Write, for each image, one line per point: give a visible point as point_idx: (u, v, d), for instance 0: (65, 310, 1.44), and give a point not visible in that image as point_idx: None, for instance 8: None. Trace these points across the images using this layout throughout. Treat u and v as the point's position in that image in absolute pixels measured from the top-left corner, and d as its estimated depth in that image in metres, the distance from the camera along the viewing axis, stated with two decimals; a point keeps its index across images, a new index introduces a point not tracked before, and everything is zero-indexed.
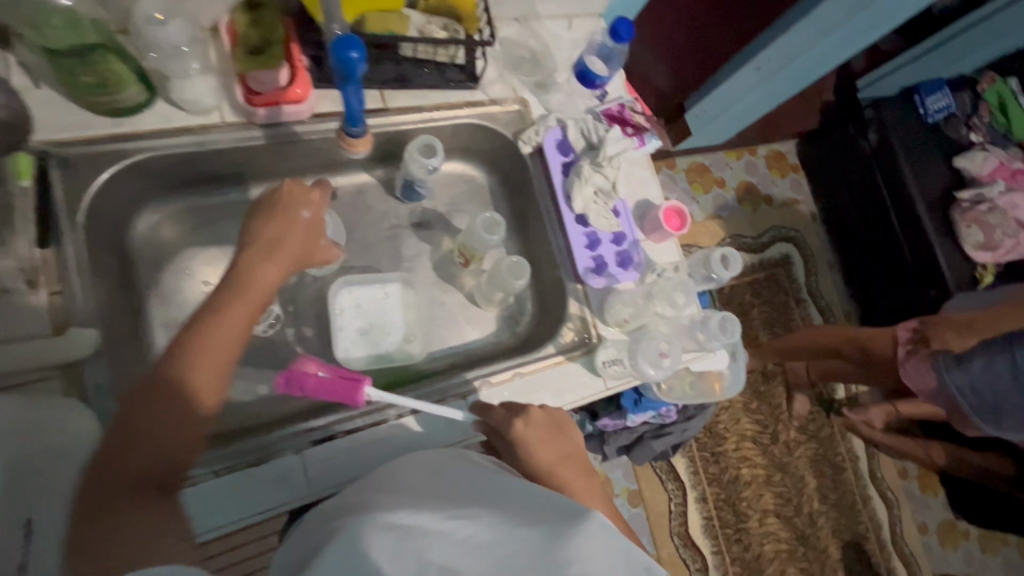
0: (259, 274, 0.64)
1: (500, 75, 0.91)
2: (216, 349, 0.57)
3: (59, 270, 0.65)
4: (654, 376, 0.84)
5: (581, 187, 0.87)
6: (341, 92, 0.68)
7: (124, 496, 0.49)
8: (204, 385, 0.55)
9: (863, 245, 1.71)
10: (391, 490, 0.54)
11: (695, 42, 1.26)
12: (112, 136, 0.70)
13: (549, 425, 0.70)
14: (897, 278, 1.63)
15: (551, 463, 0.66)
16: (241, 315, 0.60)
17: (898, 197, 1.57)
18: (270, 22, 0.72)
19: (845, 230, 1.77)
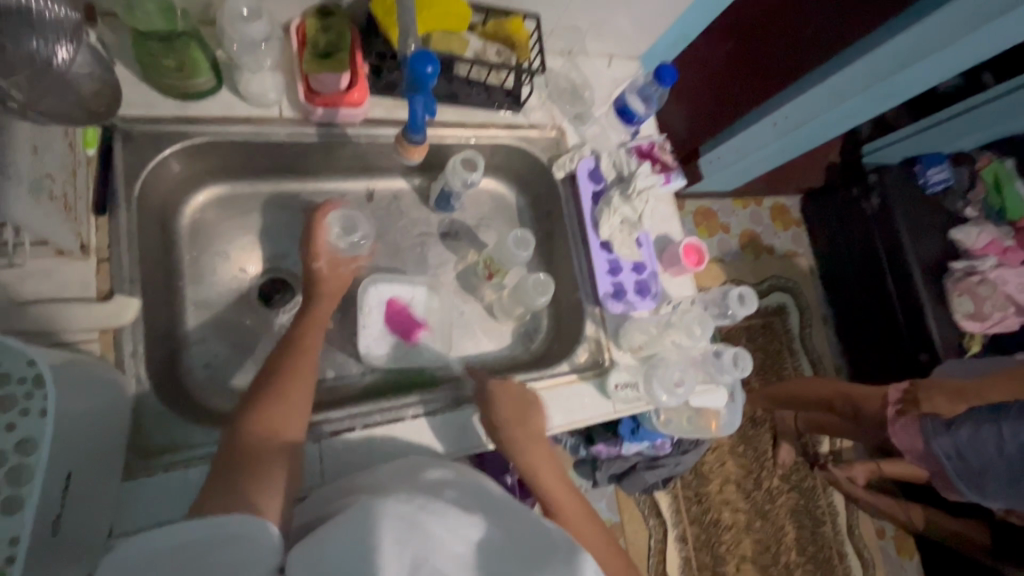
0: (321, 308, 0.76)
1: (542, 103, 0.96)
2: (301, 362, 0.66)
3: (110, 236, 0.67)
4: (666, 403, 0.87)
5: (609, 216, 0.91)
6: (408, 100, 0.72)
7: (232, 467, 0.55)
8: (300, 384, 0.64)
9: (858, 305, 1.76)
10: (401, 483, 0.59)
11: (714, 93, 1.28)
12: (177, 118, 0.73)
13: (516, 404, 0.77)
14: (888, 337, 1.68)
15: (507, 426, 0.75)
16: (316, 339, 0.71)
17: (897, 261, 1.61)
18: (339, 29, 0.76)
19: (841, 287, 1.81)
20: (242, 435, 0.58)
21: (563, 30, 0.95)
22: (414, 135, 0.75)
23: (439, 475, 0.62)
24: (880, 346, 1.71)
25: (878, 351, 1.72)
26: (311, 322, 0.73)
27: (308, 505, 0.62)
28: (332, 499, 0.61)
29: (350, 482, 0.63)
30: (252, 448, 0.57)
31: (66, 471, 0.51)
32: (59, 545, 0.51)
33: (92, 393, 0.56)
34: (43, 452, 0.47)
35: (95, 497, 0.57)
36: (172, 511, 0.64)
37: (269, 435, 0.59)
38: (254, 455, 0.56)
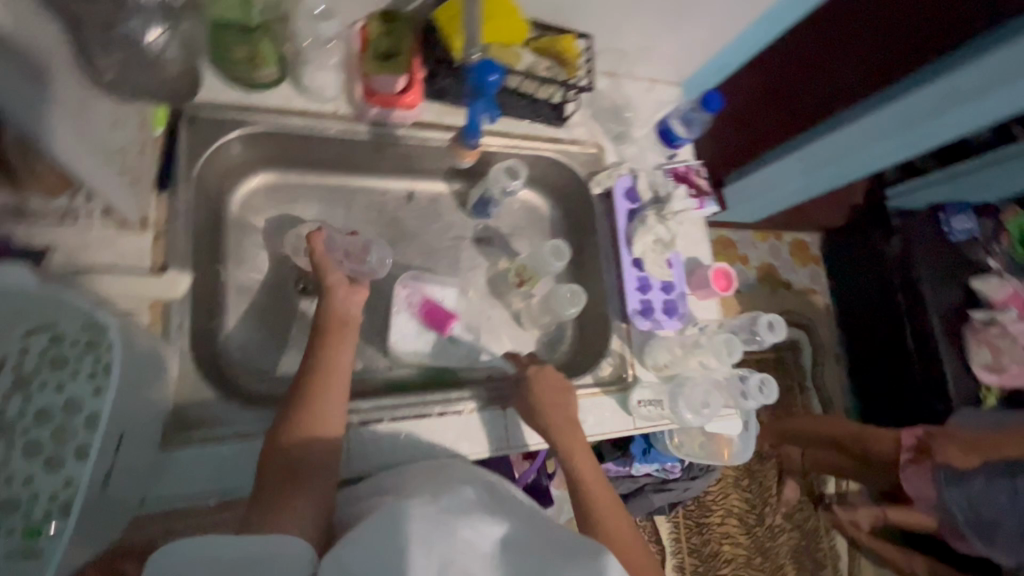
0: (346, 308, 0.69)
1: (585, 120, 0.99)
2: (336, 378, 0.64)
3: (169, 213, 0.70)
4: (692, 422, 0.88)
5: (643, 234, 0.93)
6: (470, 106, 0.80)
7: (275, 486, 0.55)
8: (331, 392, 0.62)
9: (871, 349, 1.75)
10: (425, 484, 0.60)
11: (742, 123, 1.25)
12: (240, 106, 0.76)
13: (555, 388, 0.81)
14: (899, 381, 1.67)
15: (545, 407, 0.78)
16: (347, 350, 0.66)
17: (915, 308, 1.61)
18: (401, 32, 0.79)
19: (856, 327, 1.79)
20: (280, 458, 0.57)
21: (611, 50, 0.97)
22: (469, 139, 0.82)
23: (459, 478, 0.62)
24: (892, 389, 1.70)
25: (890, 394, 1.71)
26: (339, 327, 0.67)
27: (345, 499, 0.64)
28: (366, 493, 0.63)
29: (391, 482, 0.63)
30: (295, 469, 0.56)
31: (119, 432, 0.54)
32: (102, 501, 0.54)
33: (144, 360, 0.58)
34: (106, 409, 0.51)
35: (136, 461, 0.59)
36: (202, 483, 0.66)
37: (308, 457, 0.58)
38: (295, 478, 0.56)
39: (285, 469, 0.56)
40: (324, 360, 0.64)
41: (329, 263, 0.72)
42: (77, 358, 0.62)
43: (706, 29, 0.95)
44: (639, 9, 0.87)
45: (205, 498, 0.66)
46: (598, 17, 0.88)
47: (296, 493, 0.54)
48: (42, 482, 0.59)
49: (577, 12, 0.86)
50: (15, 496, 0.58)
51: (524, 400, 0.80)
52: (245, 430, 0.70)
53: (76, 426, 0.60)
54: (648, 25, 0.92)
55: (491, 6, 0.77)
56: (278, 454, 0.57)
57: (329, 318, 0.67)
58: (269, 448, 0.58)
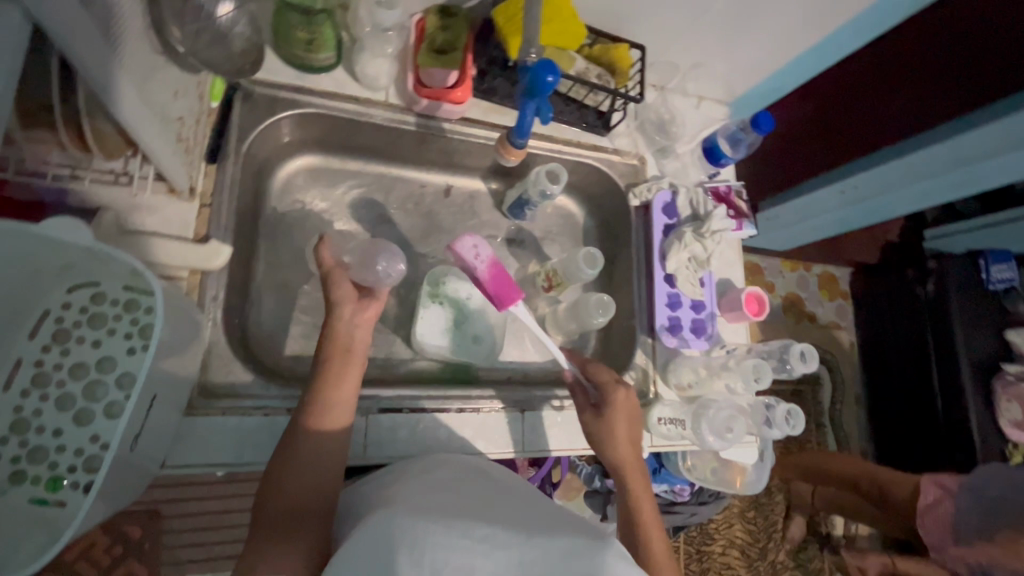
0: (348, 335, 0.68)
1: (629, 130, 0.98)
2: (334, 419, 0.65)
3: (215, 184, 0.72)
4: (714, 446, 0.86)
5: (678, 250, 0.91)
6: (521, 106, 0.77)
7: (273, 516, 0.58)
8: (336, 418, 0.65)
9: (898, 395, 1.68)
10: (421, 483, 0.59)
11: (780, 147, 1.21)
12: (294, 87, 0.77)
13: (629, 414, 0.79)
14: (923, 429, 1.60)
15: (621, 436, 0.78)
16: (346, 390, 0.66)
17: (945, 353, 1.54)
18: (458, 29, 0.80)
19: (883, 370, 1.72)
20: (275, 502, 0.59)
21: (663, 64, 0.97)
22: (518, 139, 0.82)
23: (455, 476, 0.61)
24: (914, 438, 1.62)
25: (912, 444, 1.63)
26: (340, 357, 0.66)
27: (362, 495, 0.64)
28: (381, 487, 0.63)
29: (385, 480, 0.63)
30: (289, 513, 0.58)
31: (152, 394, 0.55)
32: (128, 460, 0.55)
33: (180, 325, 0.59)
34: (144, 371, 0.51)
35: (163, 425, 0.60)
36: (223, 453, 0.67)
37: (301, 501, 0.59)
38: (289, 524, 0.57)
39: (279, 514, 0.58)
40: (321, 401, 0.64)
41: (342, 275, 0.72)
42: (115, 318, 0.63)
43: (762, 51, 0.94)
44: (697, 25, 0.87)
45: (224, 468, 0.67)
46: (654, 30, 0.88)
47: (288, 542, 0.56)
48: (68, 436, 0.60)
49: (634, 22, 0.86)
50: (44, 445, 0.59)
51: (603, 422, 0.79)
52: (268, 405, 0.71)
53: (108, 384, 0.62)
54: (704, 42, 0.91)
55: (551, 6, 0.77)
56: (272, 498, 0.59)
57: (329, 348, 0.67)
58: (266, 490, 0.60)
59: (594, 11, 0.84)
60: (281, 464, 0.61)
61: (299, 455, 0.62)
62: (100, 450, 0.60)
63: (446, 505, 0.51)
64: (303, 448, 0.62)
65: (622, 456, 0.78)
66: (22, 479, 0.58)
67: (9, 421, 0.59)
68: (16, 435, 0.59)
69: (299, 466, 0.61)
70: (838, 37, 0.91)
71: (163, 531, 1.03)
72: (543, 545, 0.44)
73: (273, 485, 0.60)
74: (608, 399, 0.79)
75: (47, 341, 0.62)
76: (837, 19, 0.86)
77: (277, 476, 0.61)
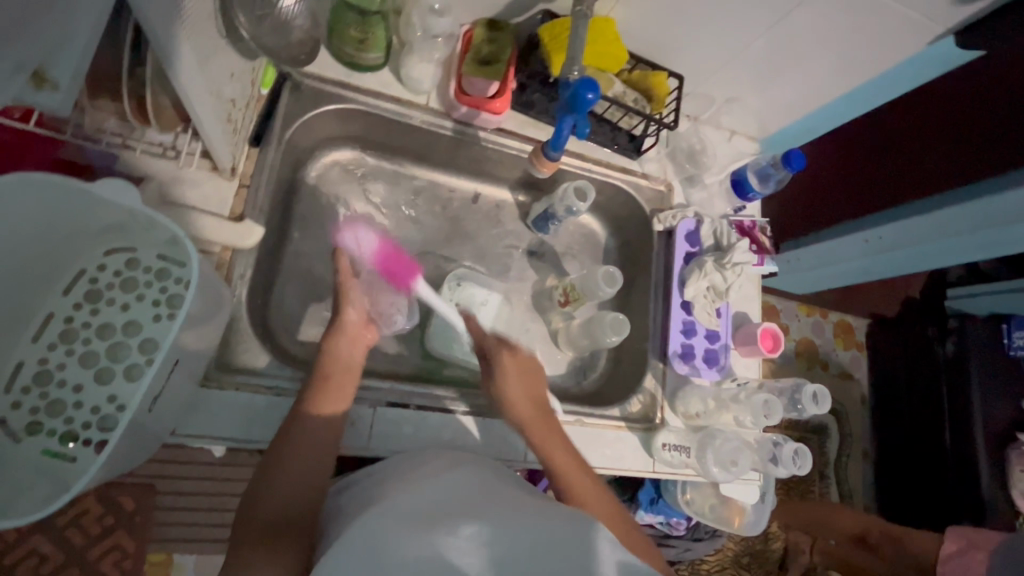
0: (346, 354, 0.71)
1: (659, 157, 0.99)
2: (321, 434, 0.65)
3: (256, 167, 0.74)
4: (718, 477, 0.86)
5: (698, 278, 0.92)
6: (560, 118, 0.78)
7: (260, 523, 0.57)
8: (327, 428, 0.66)
9: (907, 459, 1.60)
10: (402, 482, 0.59)
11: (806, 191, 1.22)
12: (341, 83, 0.80)
13: (523, 371, 0.80)
14: (929, 491, 1.53)
15: (515, 394, 0.76)
16: (336, 406, 0.68)
17: (960, 419, 1.47)
18: (503, 42, 0.82)
19: (894, 430, 1.64)
20: (258, 514, 0.58)
21: (698, 96, 0.98)
22: (552, 151, 0.83)
23: (451, 467, 0.62)
24: (926, 505, 1.54)
25: (920, 509, 1.55)
26: (338, 375, 0.70)
27: (358, 487, 0.64)
28: (376, 483, 0.63)
29: (374, 481, 0.63)
30: (273, 524, 0.57)
31: (175, 358, 0.56)
32: (144, 422, 0.56)
33: (209, 295, 0.61)
34: (171, 336, 0.53)
35: (179, 393, 0.62)
36: (231, 429, 0.68)
37: (286, 511, 0.58)
38: (272, 534, 0.56)
39: (263, 527, 0.57)
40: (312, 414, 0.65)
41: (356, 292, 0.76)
42: (146, 285, 0.65)
43: (798, 91, 0.95)
44: (736, 60, 0.88)
45: (231, 444, 0.68)
46: (694, 61, 0.90)
47: (271, 552, 0.54)
48: (88, 393, 0.62)
49: (675, 52, 0.88)
50: (63, 400, 0.61)
51: (490, 381, 0.79)
52: (281, 386, 0.72)
53: (131, 347, 0.63)
54: (741, 77, 0.92)
55: (596, 29, 0.79)
56: (254, 511, 0.58)
57: (328, 364, 0.70)
58: (248, 503, 0.59)
59: (637, 37, 0.86)
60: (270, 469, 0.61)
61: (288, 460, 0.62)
62: (115, 410, 0.62)
63: (425, 500, 0.52)
64: (292, 453, 0.63)
65: (523, 415, 0.75)
66: (38, 430, 0.59)
67: (34, 372, 0.61)
68: (38, 387, 0.61)
69: (288, 472, 0.61)
70: (874, 85, 0.93)
71: (156, 505, 1.04)
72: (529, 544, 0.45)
73: (260, 491, 0.60)
74: (496, 359, 0.80)
75: (79, 299, 0.64)
76: (875, 67, 0.88)
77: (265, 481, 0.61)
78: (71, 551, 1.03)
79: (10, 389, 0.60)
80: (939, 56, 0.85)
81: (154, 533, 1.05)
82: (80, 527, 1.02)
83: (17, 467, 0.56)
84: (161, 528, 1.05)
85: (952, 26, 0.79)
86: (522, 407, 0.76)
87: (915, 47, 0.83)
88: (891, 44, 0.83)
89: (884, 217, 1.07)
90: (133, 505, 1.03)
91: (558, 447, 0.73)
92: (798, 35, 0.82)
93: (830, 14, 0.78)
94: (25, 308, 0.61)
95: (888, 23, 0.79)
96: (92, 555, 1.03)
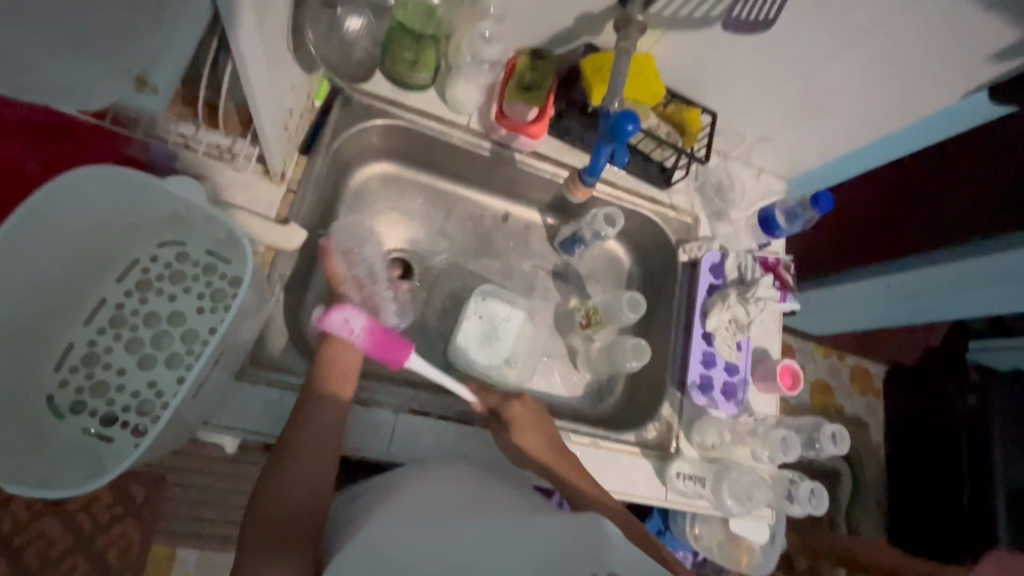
0: (348, 357, 0.73)
1: (687, 189, 1.02)
2: (326, 433, 0.66)
3: (304, 173, 0.78)
4: (735, 511, 0.87)
5: (720, 310, 0.93)
6: (596, 149, 0.82)
7: (266, 533, 0.58)
8: (326, 429, 0.67)
9: (922, 514, 1.51)
10: (416, 488, 0.60)
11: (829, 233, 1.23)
12: (389, 99, 0.84)
13: (529, 417, 0.79)
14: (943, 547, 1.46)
15: (530, 446, 0.75)
16: (339, 404, 0.69)
17: (979, 477, 1.40)
18: (545, 71, 0.86)
19: (908, 482, 1.57)
20: (264, 519, 0.59)
21: (730, 133, 1.00)
22: (588, 177, 0.87)
23: (462, 477, 0.64)
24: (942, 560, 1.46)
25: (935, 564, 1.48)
26: (335, 375, 0.71)
27: (376, 489, 0.65)
28: (390, 486, 0.64)
29: (385, 488, 0.64)
30: (281, 526, 0.59)
31: (219, 351, 0.59)
32: (184, 409, 0.58)
33: (254, 293, 0.64)
34: (222, 327, 0.56)
35: (216, 384, 0.64)
36: (258, 423, 0.70)
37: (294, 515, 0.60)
38: (281, 536, 0.58)
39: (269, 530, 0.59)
40: (312, 417, 0.67)
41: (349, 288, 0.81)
42: (192, 278, 0.68)
43: (830, 134, 0.97)
44: (769, 101, 0.91)
45: (256, 437, 0.70)
46: (728, 100, 0.92)
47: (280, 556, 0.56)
48: (130, 377, 0.65)
49: (710, 90, 0.91)
50: (107, 381, 0.64)
51: (502, 435, 0.77)
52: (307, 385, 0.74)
53: (174, 336, 0.67)
54: (773, 117, 0.95)
55: (636, 65, 0.82)
56: (264, 514, 0.60)
57: (329, 366, 0.71)
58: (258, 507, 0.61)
59: (675, 74, 0.89)
60: (275, 475, 0.63)
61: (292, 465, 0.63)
62: (154, 396, 0.64)
63: (446, 507, 0.56)
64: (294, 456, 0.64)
65: (542, 462, 0.75)
66: (82, 409, 0.62)
67: (82, 354, 0.64)
68: (85, 367, 0.64)
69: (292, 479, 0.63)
70: (905, 133, 0.94)
71: (166, 497, 1.06)
72: (530, 542, 0.50)
73: (264, 499, 0.61)
74: (505, 413, 0.78)
75: (129, 287, 0.67)
76: (908, 115, 0.89)
77: (269, 489, 0.62)
78: (80, 536, 1.04)
79: (59, 367, 0.63)
80: (971, 109, 0.87)
81: (160, 525, 1.06)
82: (89, 512, 1.04)
83: (58, 443, 0.59)
84: (168, 519, 1.06)
85: (986, 81, 0.81)
86: (545, 453, 0.75)
87: (949, 100, 0.85)
88: (924, 96, 0.85)
89: (905, 263, 1.07)
90: (143, 496, 1.05)
91: (586, 481, 0.74)
92: (835, 81, 0.85)
93: (866, 63, 0.80)
94: (80, 292, 0.64)
95: (922, 75, 0.81)
96: (99, 542, 1.04)
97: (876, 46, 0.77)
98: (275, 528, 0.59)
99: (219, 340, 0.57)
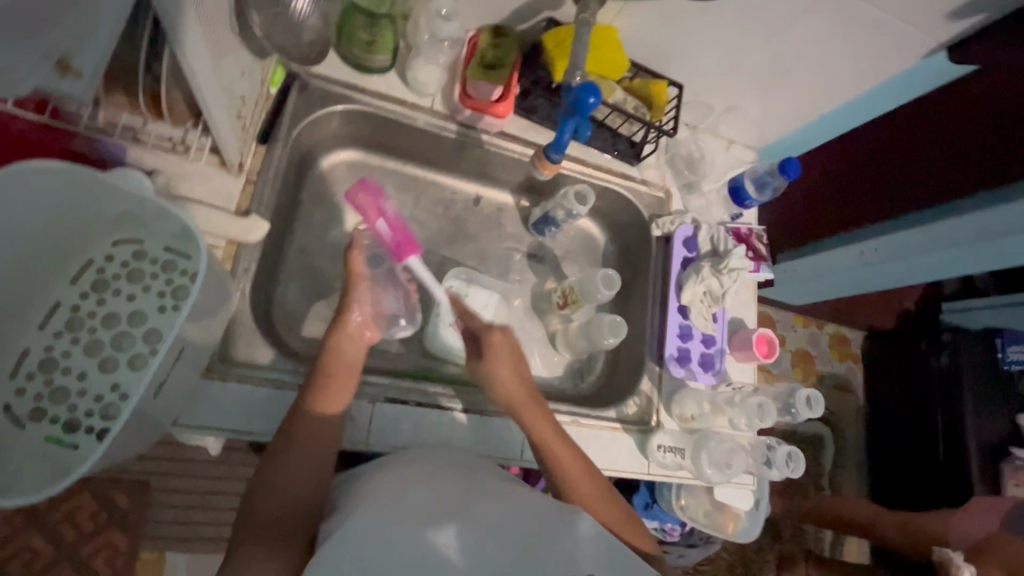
0: (349, 353, 0.70)
1: (658, 163, 1.01)
2: (320, 430, 0.65)
3: (262, 164, 0.76)
4: (712, 478, 0.89)
5: (695, 283, 0.93)
6: (560, 122, 0.80)
7: (260, 532, 0.57)
8: (318, 435, 0.65)
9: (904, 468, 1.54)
10: (392, 477, 0.59)
11: (801, 203, 1.24)
12: (347, 84, 0.82)
13: (508, 351, 0.78)
14: (909, 490, 1.52)
15: (511, 387, 0.75)
16: (335, 406, 0.67)
17: (954, 435, 1.43)
18: (507, 48, 0.83)
19: (885, 444, 1.60)
20: (261, 514, 0.58)
21: (698, 105, 1.00)
22: (554, 154, 0.86)
23: (431, 465, 0.63)
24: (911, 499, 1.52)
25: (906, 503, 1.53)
26: (338, 372, 0.69)
27: (343, 486, 0.64)
28: (363, 477, 0.64)
29: (356, 482, 0.63)
30: (275, 521, 0.58)
31: (180, 348, 0.57)
32: (149, 411, 0.57)
33: (216, 289, 0.62)
34: (179, 324, 0.54)
35: (182, 384, 0.62)
36: (230, 420, 0.69)
37: (292, 513, 0.59)
38: (274, 531, 0.57)
39: (259, 531, 0.57)
40: (306, 420, 0.65)
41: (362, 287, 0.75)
42: (151, 275, 0.66)
43: (796, 101, 0.97)
44: (735, 70, 0.91)
45: (229, 434, 0.69)
46: (694, 71, 0.91)
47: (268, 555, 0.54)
48: (91, 381, 0.63)
49: (676, 63, 0.90)
50: (67, 387, 0.62)
51: (479, 364, 0.78)
52: (279, 380, 0.72)
53: (136, 337, 0.65)
54: (740, 87, 0.94)
55: (599, 38, 0.80)
56: (259, 513, 0.59)
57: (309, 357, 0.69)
58: (249, 507, 0.60)
59: (639, 47, 0.88)
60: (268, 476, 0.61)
61: (289, 463, 0.62)
62: (119, 399, 0.63)
63: (420, 495, 0.54)
64: (290, 457, 0.62)
65: (510, 390, 0.75)
66: (42, 417, 0.60)
67: (39, 359, 0.62)
68: (43, 373, 0.62)
69: (286, 479, 0.61)
70: (867, 96, 0.95)
71: (150, 503, 1.03)
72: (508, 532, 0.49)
73: (260, 500, 0.60)
74: (486, 338, 0.78)
75: (86, 288, 0.65)
76: (871, 78, 0.90)
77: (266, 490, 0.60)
78: (61, 548, 1.01)
79: (16, 375, 0.61)
80: (932, 70, 0.88)
81: (145, 532, 1.03)
82: (72, 524, 1.02)
83: (17, 452, 0.57)
84: (153, 527, 1.04)
85: (946, 40, 0.81)
86: (508, 384, 0.76)
87: (909, 61, 0.86)
88: (884, 57, 0.85)
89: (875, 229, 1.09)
90: (126, 504, 1.03)
91: (546, 422, 0.73)
92: (799, 47, 0.84)
93: (828, 27, 0.80)
94: (32, 297, 0.62)
95: (882, 37, 0.81)
96: (81, 553, 1.01)
97: (838, 10, 0.77)
98: (269, 525, 0.58)
99: (179, 338, 0.55)
